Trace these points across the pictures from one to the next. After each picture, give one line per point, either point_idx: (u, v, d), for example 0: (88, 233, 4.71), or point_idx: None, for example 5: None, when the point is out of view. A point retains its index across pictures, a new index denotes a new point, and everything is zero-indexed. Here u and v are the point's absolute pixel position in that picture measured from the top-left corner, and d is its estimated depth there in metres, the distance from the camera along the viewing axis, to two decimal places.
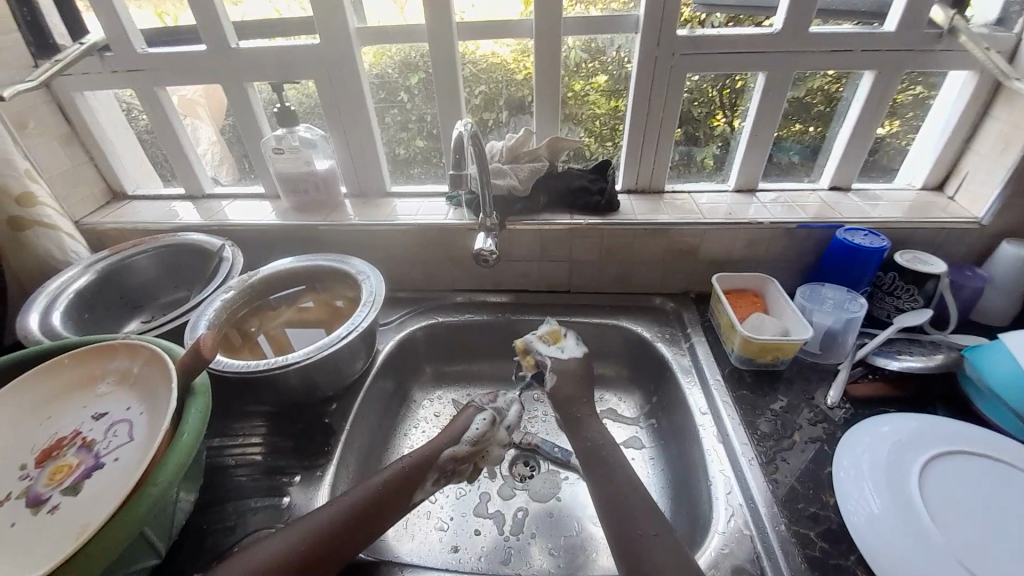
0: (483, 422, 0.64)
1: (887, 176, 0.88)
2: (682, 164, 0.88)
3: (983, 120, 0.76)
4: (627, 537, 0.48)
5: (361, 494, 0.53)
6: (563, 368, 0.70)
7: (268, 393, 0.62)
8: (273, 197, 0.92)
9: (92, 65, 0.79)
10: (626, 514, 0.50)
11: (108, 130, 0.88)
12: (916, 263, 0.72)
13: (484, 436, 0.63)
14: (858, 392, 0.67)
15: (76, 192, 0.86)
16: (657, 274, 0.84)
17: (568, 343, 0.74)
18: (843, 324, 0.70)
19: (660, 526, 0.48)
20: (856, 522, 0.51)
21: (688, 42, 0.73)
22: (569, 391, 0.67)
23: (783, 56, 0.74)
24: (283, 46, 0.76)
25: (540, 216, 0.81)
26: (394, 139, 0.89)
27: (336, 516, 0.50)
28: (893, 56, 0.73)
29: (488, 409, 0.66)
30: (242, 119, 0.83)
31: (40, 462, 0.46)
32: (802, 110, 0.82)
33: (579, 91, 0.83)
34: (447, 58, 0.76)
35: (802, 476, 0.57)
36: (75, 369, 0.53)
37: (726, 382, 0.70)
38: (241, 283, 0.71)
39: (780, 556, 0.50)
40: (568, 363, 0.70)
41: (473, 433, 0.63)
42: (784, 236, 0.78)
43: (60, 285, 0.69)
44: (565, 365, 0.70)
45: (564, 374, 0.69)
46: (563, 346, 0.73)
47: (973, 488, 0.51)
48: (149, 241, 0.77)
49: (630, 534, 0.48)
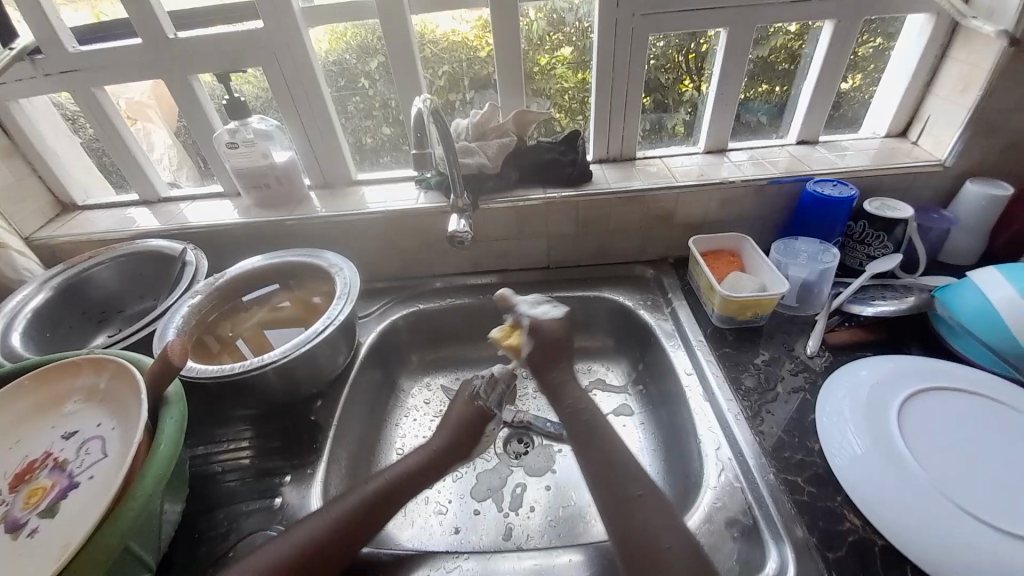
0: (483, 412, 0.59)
1: (853, 126, 0.89)
2: (652, 131, 0.87)
3: (943, 62, 0.76)
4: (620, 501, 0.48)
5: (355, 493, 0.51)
6: (546, 330, 0.58)
7: (248, 397, 0.60)
8: (235, 196, 0.88)
9: (23, 70, 0.74)
10: (620, 476, 0.49)
11: (50, 139, 0.83)
12: (885, 210, 0.72)
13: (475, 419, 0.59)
14: (835, 340, 0.69)
15: (22, 205, 0.81)
16: (635, 241, 0.83)
17: (544, 305, 0.62)
18: (817, 275, 0.71)
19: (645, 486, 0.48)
20: (840, 465, 0.52)
21: (648, 4, 0.71)
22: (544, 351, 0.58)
23: (743, 12, 0.73)
24: (228, 36, 0.72)
25: (513, 193, 0.79)
26: (359, 127, 0.86)
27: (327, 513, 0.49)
28: (852, 5, 0.72)
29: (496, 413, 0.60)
30: (191, 117, 0.79)
31: (13, 487, 0.44)
32: (768, 69, 0.81)
33: (545, 66, 0.80)
34: (402, 37, 0.73)
35: (787, 426, 0.59)
36: (40, 391, 0.50)
37: (709, 341, 0.71)
38: (208, 287, 0.67)
39: (771, 504, 0.51)
40: (552, 324, 0.59)
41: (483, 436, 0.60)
42: (757, 193, 0.78)
43: (17, 304, 0.66)
44: (548, 327, 0.58)
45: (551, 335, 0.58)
46: (541, 308, 0.61)
47: (947, 422, 0.53)
48: (107, 251, 0.73)
49: (619, 501, 0.48)
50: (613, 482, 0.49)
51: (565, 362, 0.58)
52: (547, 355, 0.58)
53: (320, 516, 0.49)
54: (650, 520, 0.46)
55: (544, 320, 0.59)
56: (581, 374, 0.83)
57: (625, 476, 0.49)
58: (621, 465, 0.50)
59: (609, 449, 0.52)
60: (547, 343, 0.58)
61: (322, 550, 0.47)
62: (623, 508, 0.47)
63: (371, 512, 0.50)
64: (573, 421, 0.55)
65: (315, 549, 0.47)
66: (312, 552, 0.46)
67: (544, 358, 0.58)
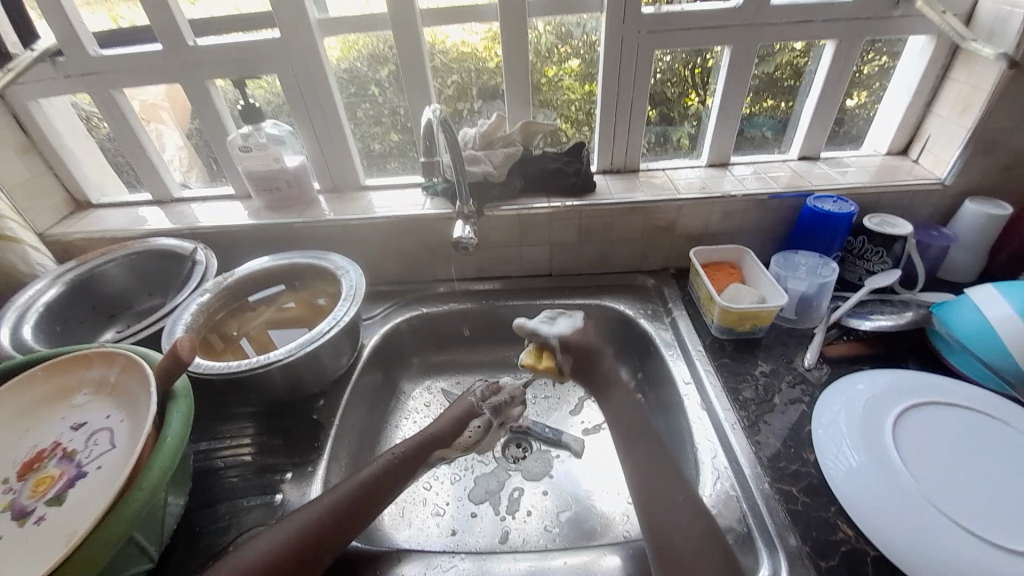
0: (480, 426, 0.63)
1: (854, 143, 0.90)
2: (657, 143, 0.89)
3: (943, 83, 0.78)
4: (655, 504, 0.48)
5: (352, 488, 0.52)
6: (575, 342, 0.60)
7: (252, 394, 0.61)
8: (244, 197, 0.90)
9: (45, 71, 0.76)
10: (655, 484, 0.50)
11: (67, 138, 0.85)
12: (885, 226, 0.73)
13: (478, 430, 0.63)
14: (832, 353, 0.69)
15: (37, 201, 0.83)
16: (637, 251, 0.85)
17: (560, 318, 0.62)
18: (816, 288, 0.72)
19: (683, 497, 0.48)
20: (835, 476, 0.53)
21: (653, 20, 0.73)
22: (583, 354, 0.60)
23: (747, 30, 0.74)
24: (244, 43, 0.74)
25: (517, 201, 0.81)
26: (368, 134, 0.88)
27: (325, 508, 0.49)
28: (853, 25, 0.74)
29: (483, 412, 0.64)
30: (205, 120, 0.81)
31: (21, 475, 0.45)
32: (772, 85, 0.83)
33: (553, 77, 0.82)
34: (414, 47, 0.75)
35: (783, 437, 0.59)
36: (51, 383, 0.52)
37: (707, 351, 0.71)
38: (217, 286, 0.69)
39: (765, 513, 0.52)
40: (577, 338, 0.60)
41: (468, 438, 0.63)
42: (757, 206, 0.79)
43: (29, 298, 0.67)
44: (576, 338, 0.60)
45: (580, 346, 0.60)
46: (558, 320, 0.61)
47: (939, 435, 0.53)
48: (119, 248, 0.75)
49: (654, 511, 0.48)
50: (647, 492, 0.50)
51: (608, 360, 0.60)
52: (585, 362, 0.59)
53: (313, 508, 0.49)
54: (685, 530, 0.46)
55: (571, 333, 0.60)
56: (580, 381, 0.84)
57: (666, 489, 0.49)
58: (654, 470, 0.51)
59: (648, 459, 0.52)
60: (585, 347, 0.60)
61: (318, 545, 0.47)
62: (658, 521, 0.47)
63: (361, 506, 0.51)
64: (621, 423, 0.57)
65: (307, 542, 0.47)
66: (307, 544, 0.47)
67: (583, 365, 0.59)
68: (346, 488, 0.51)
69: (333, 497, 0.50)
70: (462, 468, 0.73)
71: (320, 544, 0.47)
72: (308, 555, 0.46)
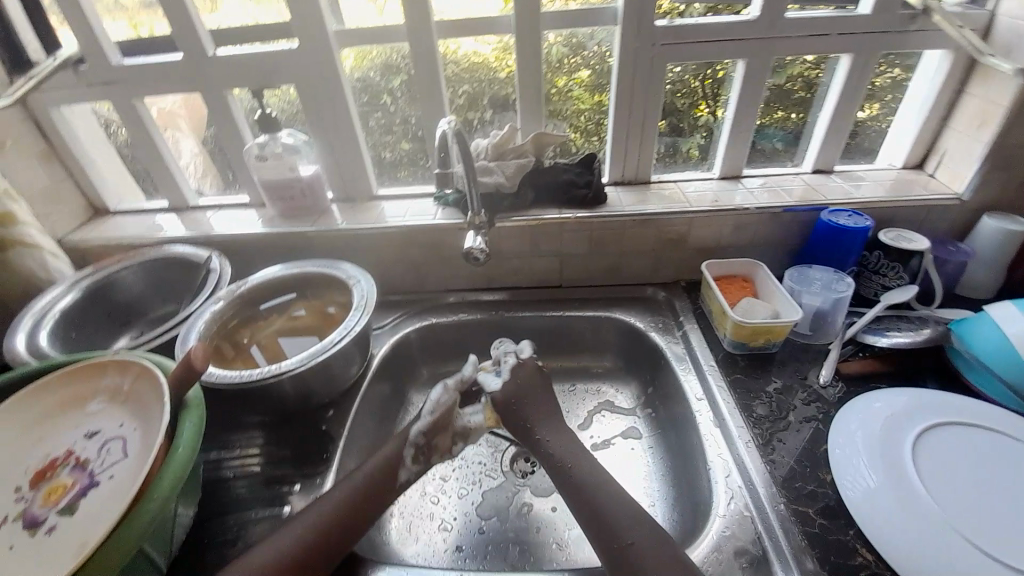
0: (441, 391, 0.61)
1: (868, 157, 0.90)
2: (667, 154, 0.88)
3: (960, 97, 0.77)
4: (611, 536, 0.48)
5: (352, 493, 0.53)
6: (503, 398, 0.63)
7: (262, 403, 0.62)
8: (259, 205, 0.91)
9: (69, 80, 0.78)
10: (609, 511, 0.50)
11: (88, 146, 0.87)
12: (901, 241, 0.73)
13: (446, 404, 0.61)
14: (848, 370, 0.68)
15: (57, 208, 0.85)
16: (649, 264, 0.84)
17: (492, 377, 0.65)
18: (832, 304, 0.71)
19: (637, 530, 0.48)
20: (851, 497, 0.52)
21: (668, 33, 0.74)
22: (508, 402, 0.63)
23: (762, 42, 0.74)
24: (263, 54, 0.76)
25: (528, 212, 0.81)
26: (379, 142, 0.89)
27: (336, 508, 0.51)
28: (868, 38, 0.74)
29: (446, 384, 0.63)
30: (223, 128, 0.82)
31: (34, 483, 0.45)
32: (783, 96, 0.83)
33: (562, 87, 0.82)
34: (429, 57, 0.76)
35: (799, 456, 0.58)
36: (66, 389, 0.52)
37: (720, 366, 0.70)
38: (230, 293, 0.70)
39: (781, 536, 0.51)
40: (503, 394, 0.63)
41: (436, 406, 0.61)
42: (771, 220, 0.79)
43: (47, 304, 0.68)
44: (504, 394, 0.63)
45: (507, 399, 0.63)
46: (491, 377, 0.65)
47: (950, 451, 0.53)
48: (135, 256, 0.76)
49: (616, 545, 0.48)
50: (599, 522, 0.50)
51: (539, 412, 0.63)
52: (517, 416, 0.62)
53: (321, 510, 0.51)
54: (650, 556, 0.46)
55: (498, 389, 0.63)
56: (590, 395, 0.83)
57: (629, 527, 0.48)
58: (607, 493, 0.52)
59: (604, 502, 0.51)
60: (515, 394, 0.63)
61: (323, 550, 0.49)
62: (625, 558, 0.46)
63: (365, 509, 0.52)
64: (555, 462, 0.57)
65: (318, 543, 0.48)
66: (312, 545, 0.48)
67: (514, 417, 0.62)
68: (347, 490, 0.53)
69: (338, 500, 0.52)
70: (470, 482, 0.72)
71: (327, 549, 0.49)
72: (316, 554, 0.48)
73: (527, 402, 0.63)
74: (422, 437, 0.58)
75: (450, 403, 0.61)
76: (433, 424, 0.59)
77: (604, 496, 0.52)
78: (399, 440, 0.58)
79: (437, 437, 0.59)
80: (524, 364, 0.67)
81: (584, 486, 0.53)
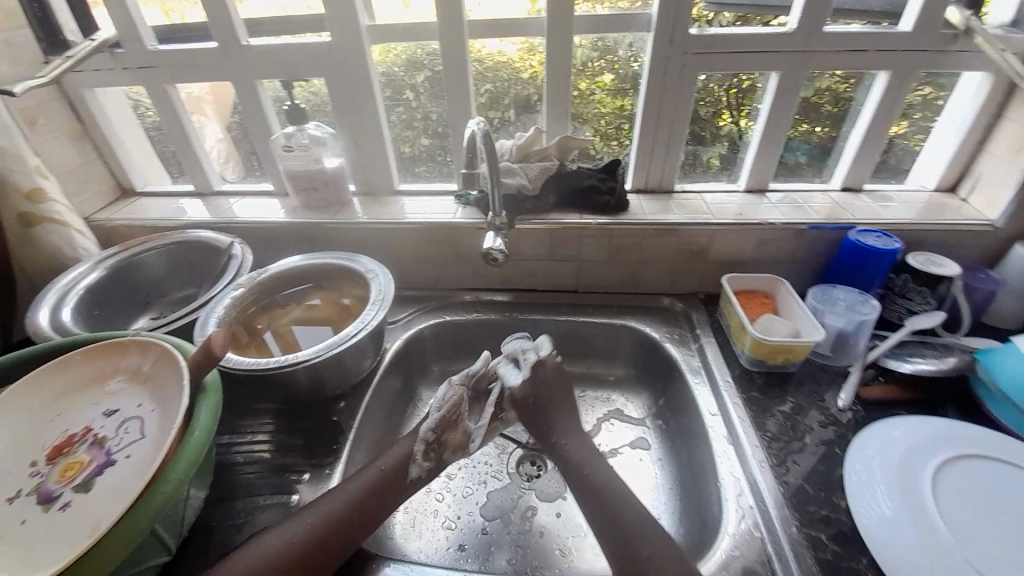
0: (446, 388, 0.61)
1: (898, 177, 0.88)
2: (688, 163, 0.87)
3: (998, 121, 0.75)
4: (629, 551, 0.47)
5: (359, 489, 0.52)
6: (522, 395, 0.61)
7: (277, 391, 0.62)
8: (281, 194, 0.92)
9: (104, 62, 0.79)
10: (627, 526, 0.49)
11: (118, 127, 0.88)
12: (930, 265, 0.71)
13: (452, 398, 0.60)
14: (868, 395, 0.66)
15: (85, 187, 0.86)
16: (668, 274, 0.83)
17: (510, 372, 0.63)
18: (855, 326, 0.69)
19: (655, 547, 0.47)
20: (867, 524, 0.50)
21: (700, 42, 0.73)
22: (528, 398, 0.61)
23: (796, 55, 0.73)
24: (293, 45, 0.76)
25: (548, 216, 0.80)
26: (399, 137, 0.88)
27: (345, 505, 0.51)
28: (907, 57, 0.72)
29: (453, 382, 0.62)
30: (251, 117, 0.83)
31: (51, 458, 0.46)
32: (810, 111, 0.81)
33: (585, 90, 0.82)
34: (457, 56, 0.76)
35: (812, 479, 0.57)
36: (88, 366, 0.53)
37: (736, 383, 0.69)
38: (251, 280, 0.71)
39: (792, 559, 0.50)
40: (522, 390, 0.61)
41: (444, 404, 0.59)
42: (795, 237, 0.77)
43: (71, 281, 0.69)
44: (523, 392, 0.61)
45: (527, 394, 0.61)
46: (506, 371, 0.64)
47: (974, 484, 0.52)
48: (160, 238, 0.77)
49: (634, 559, 0.46)
50: (618, 537, 0.48)
51: (559, 413, 0.61)
52: (540, 414, 0.61)
53: (333, 503, 0.51)
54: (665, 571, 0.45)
55: (518, 386, 0.61)
56: (599, 402, 0.82)
57: (650, 532, 0.48)
58: (620, 507, 0.51)
59: (621, 510, 0.50)
60: (535, 391, 0.61)
61: (330, 545, 0.48)
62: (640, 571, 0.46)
63: (372, 507, 0.52)
64: (569, 464, 0.56)
65: (325, 537, 0.48)
66: (318, 539, 0.48)
67: (534, 414, 0.60)
68: (358, 486, 0.53)
69: (346, 495, 0.52)
70: (475, 482, 0.72)
71: (337, 546, 0.49)
72: (324, 550, 0.48)
73: (547, 398, 0.61)
74: (432, 433, 0.58)
75: (456, 398, 0.60)
76: (440, 420, 0.59)
77: (622, 508, 0.51)
78: (411, 438, 0.58)
79: (446, 433, 0.58)
80: (544, 362, 0.63)
81: (603, 493, 0.52)
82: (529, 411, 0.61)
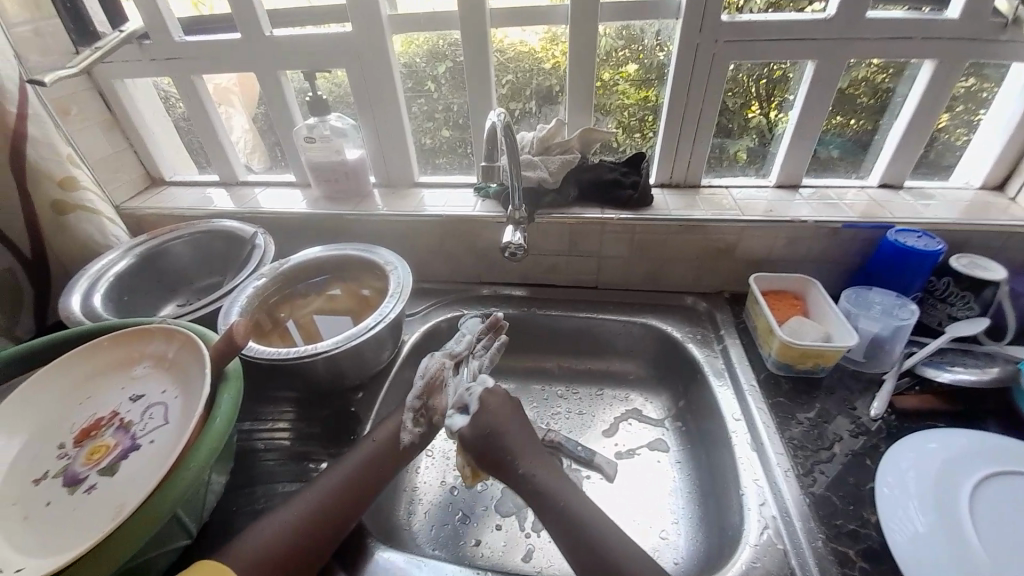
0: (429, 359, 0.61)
1: (941, 173, 0.83)
2: (714, 157, 0.84)
3: None
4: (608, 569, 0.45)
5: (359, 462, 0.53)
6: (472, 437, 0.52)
7: (297, 381, 0.63)
8: (303, 185, 0.93)
9: (133, 53, 0.81)
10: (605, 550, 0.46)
11: (146, 117, 0.90)
12: (975, 269, 0.67)
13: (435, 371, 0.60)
14: (903, 404, 0.64)
15: (116, 177, 0.89)
16: (691, 272, 0.81)
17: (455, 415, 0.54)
18: (891, 331, 0.66)
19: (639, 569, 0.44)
20: (898, 541, 0.48)
21: (731, 29, 0.69)
22: (481, 438, 0.52)
23: (835, 44, 0.69)
24: (315, 36, 0.76)
25: (569, 209, 0.79)
26: (420, 128, 0.88)
27: (346, 481, 0.52)
28: (957, 45, 0.67)
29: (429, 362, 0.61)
30: (274, 107, 0.84)
31: (78, 441, 0.47)
32: (847, 103, 0.77)
33: (608, 81, 0.80)
34: (478, 45, 0.75)
35: (840, 491, 0.55)
36: (114, 352, 0.54)
37: (761, 387, 0.67)
38: (273, 270, 0.72)
39: (815, 573, 0.48)
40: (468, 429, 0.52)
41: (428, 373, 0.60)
42: (828, 236, 0.74)
43: (102, 267, 0.72)
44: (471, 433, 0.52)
45: (477, 435, 0.52)
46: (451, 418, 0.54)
47: (1012, 501, 0.49)
48: (186, 227, 0.79)
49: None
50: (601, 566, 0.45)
51: (513, 452, 0.52)
52: (496, 449, 0.52)
53: (335, 478, 0.52)
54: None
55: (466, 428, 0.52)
56: (617, 402, 0.81)
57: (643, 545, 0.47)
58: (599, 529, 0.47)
59: (600, 533, 0.47)
60: (484, 430, 0.52)
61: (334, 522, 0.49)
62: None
63: (370, 488, 0.52)
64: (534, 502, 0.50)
65: (329, 513, 0.49)
66: (321, 514, 0.49)
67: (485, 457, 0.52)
68: (358, 463, 0.53)
69: (344, 473, 0.52)
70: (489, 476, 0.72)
71: (337, 523, 0.49)
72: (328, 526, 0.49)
73: (501, 433, 0.53)
74: (418, 400, 0.58)
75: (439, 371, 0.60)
76: (425, 388, 0.59)
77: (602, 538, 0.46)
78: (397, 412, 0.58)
79: (432, 399, 0.58)
80: (492, 393, 0.55)
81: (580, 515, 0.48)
82: (482, 452, 0.52)
